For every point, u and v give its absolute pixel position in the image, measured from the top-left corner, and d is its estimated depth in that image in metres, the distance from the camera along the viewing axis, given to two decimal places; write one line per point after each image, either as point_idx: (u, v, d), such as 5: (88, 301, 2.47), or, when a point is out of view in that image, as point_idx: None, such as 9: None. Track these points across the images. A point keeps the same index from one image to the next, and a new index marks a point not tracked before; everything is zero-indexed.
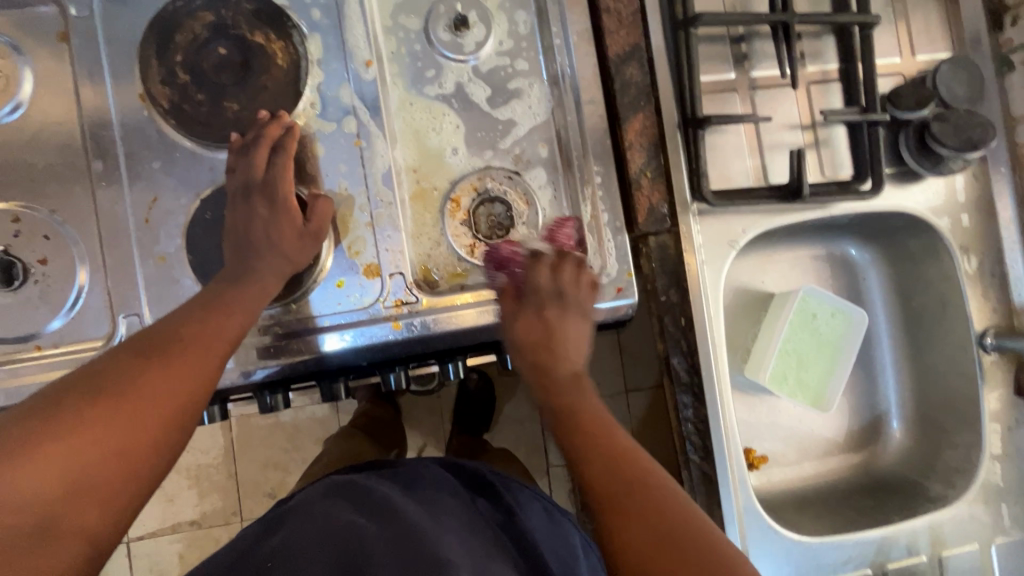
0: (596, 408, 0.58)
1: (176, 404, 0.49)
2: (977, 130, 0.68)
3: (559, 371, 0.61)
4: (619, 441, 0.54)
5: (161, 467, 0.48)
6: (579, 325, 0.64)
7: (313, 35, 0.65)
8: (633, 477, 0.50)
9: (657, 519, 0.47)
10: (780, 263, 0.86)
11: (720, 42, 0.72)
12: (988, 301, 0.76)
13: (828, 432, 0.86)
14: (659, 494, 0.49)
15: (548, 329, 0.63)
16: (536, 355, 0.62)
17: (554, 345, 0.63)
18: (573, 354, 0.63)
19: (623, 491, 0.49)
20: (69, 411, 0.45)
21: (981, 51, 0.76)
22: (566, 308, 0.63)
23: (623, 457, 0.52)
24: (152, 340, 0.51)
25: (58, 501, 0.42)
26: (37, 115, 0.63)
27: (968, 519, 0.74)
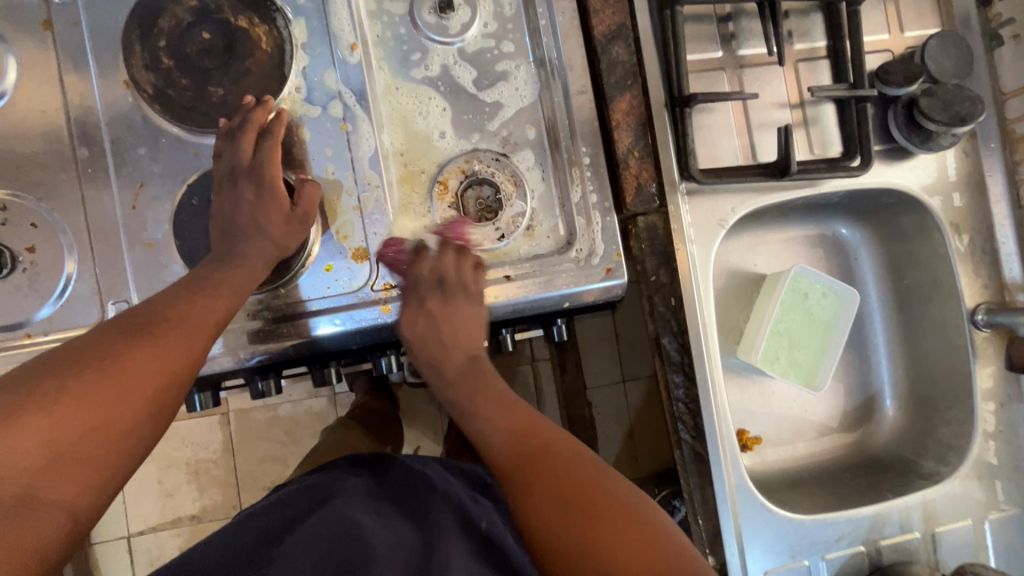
0: (498, 385, 0.67)
1: (159, 382, 0.50)
2: (966, 104, 0.68)
3: (453, 356, 0.68)
4: (546, 435, 0.59)
5: (144, 445, 0.49)
6: (470, 303, 0.66)
7: (297, 19, 0.65)
8: (547, 445, 0.57)
9: (568, 477, 0.54)
10: (770, 244, 0.86)
11: (707, 21, 0.72)
12: (980, 277, 0.76)
13: (821, 413, 0.87)
14: (572, 455, 0.56)
15: (432, 321, 0.66)
16: (427, 349, 0.67)
17: (443, 334, 0.67)
18: (470, 336, 0.68)
19: (530, 457, 0.56)
20: (55, 386, 0.45)
21: (970, 27, 0.76)
22: (453, 296, 0.66)
23: (531, 430, 0.60)
24: (138, 318, 0.52)
25: (39, 473, 0.43)
26: (22, 103, 0.63)
27: (962, 495, 0.74)
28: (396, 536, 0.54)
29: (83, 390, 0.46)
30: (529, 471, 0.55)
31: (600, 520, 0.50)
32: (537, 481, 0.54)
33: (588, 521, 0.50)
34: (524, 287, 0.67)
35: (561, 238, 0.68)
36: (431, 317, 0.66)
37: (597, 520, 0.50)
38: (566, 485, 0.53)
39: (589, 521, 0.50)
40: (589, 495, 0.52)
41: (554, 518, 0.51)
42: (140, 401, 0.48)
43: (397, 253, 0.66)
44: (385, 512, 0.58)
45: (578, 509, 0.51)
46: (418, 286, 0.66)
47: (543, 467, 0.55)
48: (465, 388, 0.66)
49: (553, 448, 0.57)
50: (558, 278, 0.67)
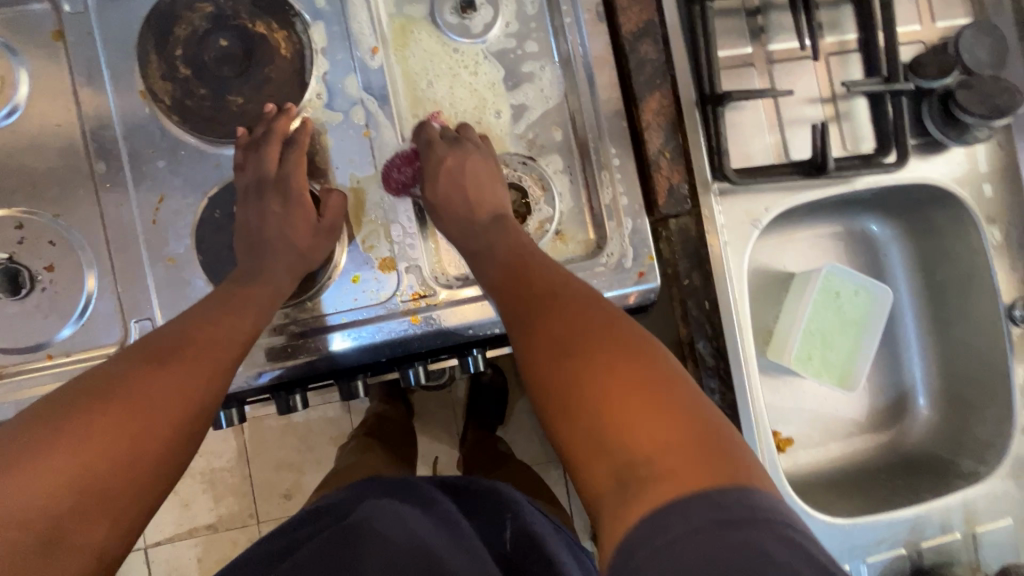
0: (528, 241, 0.58)
1: (185, 409, 0.47)
2: (1004, 96, 0.66)
3: (476, 216, 0.61)
4: (557, 285, 0.52)
5: (170, 477, 0.46)
6: (483, 156, 0.62)
7: (316, 23, 0.63)
8: (570, 299, 0.50)
9: (586, 335, 0.46)
10: (799, 242, 0.85)
11: (735, 15, 0.70)
12: (1016, 272, 0.75)
13: (853, 412, 0.85)
14: (599, 312, 0.48)
15: (451, 173, 0.61)
16: (451, 206, 0.62)
17: (466, 186, 0.61)
18: (491, 198, 0.62)
19: (548, 309, 0.49)
20: (78, 416, 0.42)
21: (1003, 15, 0.74)
22: (472, 154, 0.62)
23: (556, 283, 0.52)
24: (162, 343, 0.49)
25: (65, 518, 0.39)
26: (37, 117, 0.61)
27: (1001, 495, 0.73)
28: (422, 539, 0.49)
29: (108, 421, 0.42)
30: (544, 324, 0.49)
31: (610, 380, 0.42)
32: (551, 334, 0.48)
33: (597, 380, 0.43)
34: None
35: (592, 242, 0.67)
36: (447, 172, 0.62)
37: (611, 385, 0.42)
38: (580, 342, 0.46)
39: (596, 380, 0.43)
40: (606, 353, 0.44)
41: (560, 375, 0.45)
42: (167, 429, 0.45)
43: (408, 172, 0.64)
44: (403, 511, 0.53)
45: (591, 367, 0.44)
46: (430, 151, 0.63)
47: (561, 321, 0.48)
48: (484, 239, 0.59)
49: (578, 304, 0.49)
50: (589, 283, 0.65)
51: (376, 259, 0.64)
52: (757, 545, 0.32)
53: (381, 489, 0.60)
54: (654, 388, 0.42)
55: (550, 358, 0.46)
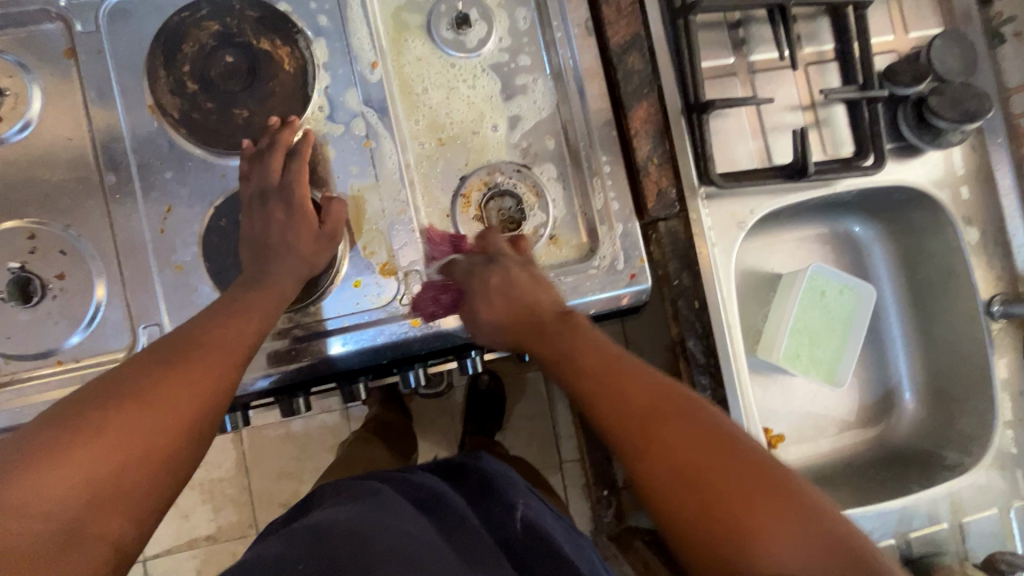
0: (605, 340, 0.54)
1: (196, 407, 0.49)
2: (973, 101, 0.70)
3: (538, 315, 0.60)
4: (644, 388, 0.47)
5: (182, 474, 0.47)
6: (523, 266, 0.63)
7: (318, 40, 0.66)
8: (678, 412, 0.45)
9: (708, 457, 0.41)
10: (784, 244, 0.88)
11: (718, 28, 0.73)
12: (993, 269, 0.78)
13: (842, 408, 0.88)
14: (711, 426, 0.43)
15: (503, 293, 0.61)
16: (510, 327, 0.61)
17: (520, 298, 0.60)
18: (547, 297, 0.61)
19: (655, 427, 0.44)
20: (95, 414, 0.44)
21: (973, 25, 0.77)
22: (522, 268, 0.62)
23: (653, 391, 0.47)
24: (173, 346, 0.52)
25: (84, 509, 0.41)
26: (49, 131, 0.63)
27: (986, 485, 0.75)
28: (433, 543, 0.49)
29: (124, 419, 0.44)
30: (655, 446, 0.43)
31: (753, 519, 0.38)
32: (665, 458, 0.42)
33: (737, 521, 0.38)
34: None
35: (584, 245, 0.70)
36: (499, 291, 0.61)
37: (743, 513, 0.38)
38: (702, 467, 0.41)
39: (736, 519, 0.38)
40: (741, 484, 0.40)
41: (696, 508, 0.40)
42: (179, 427, 0.47)
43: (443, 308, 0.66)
44: (407, 511, 0.53)
45: (722, 500, 0.39)
46: (472, 279, 0.63)
47: (673, 442, 0.43)
48: (561, 340, 0.55)
49: (687, 417, 0.44)
50: (582, 285, 0.68)
51: (378, 265, 0.66)
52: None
53: (381, 483, 0.61)
54: (803, 523, 0.38)
55: (671, 487, 0.41)
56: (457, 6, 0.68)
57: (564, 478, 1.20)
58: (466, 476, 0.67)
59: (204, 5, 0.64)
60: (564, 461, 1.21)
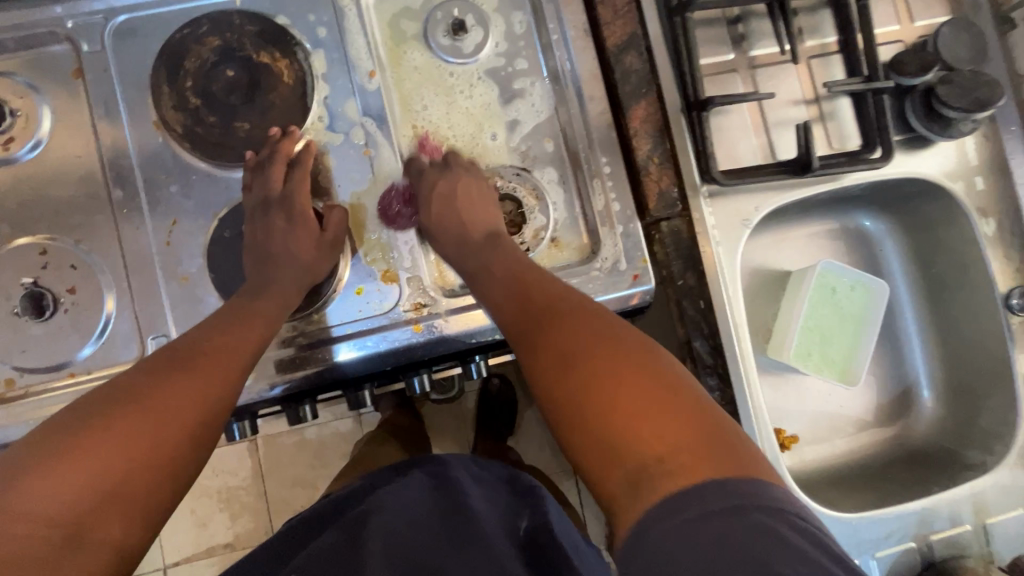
0: (526, 260, 0.60)
1: (198, 415, 0.49)
2: (984, 89, 0.68)
3: (472, 236, 0.64)
4: (555, 296, 0.54)
5: (184, 481, 0.48)
6: (475, 178, 0.66)
7: (317, 51, 0.67)
8: (579, 314, 0.51)
9: (592, 347, 0.47)
10: (794, 241, 0.86)
11: (716, 24, 0.72)
12: (1011, 261, 0.75)
13: (859, 407, 0.86)
14: (604, 325, 0.49)
15: (448, 197, 0.65)
16: (448, 227, 0.64)
17: (461, 209, 0.65)
18: (485, 216, 0.65)
19: (552, 327, 0.51)
20: (99, 421, 0.45)
21: (981, 12, 0.75)
22: (466, 177, 0.66)
23: (559, 300, 0.53)
24: (178, 354, 0.52)
25: (89, 513, 0.41)
26: (58, 150, 0.65)
27: (1010, 485, 0.73)
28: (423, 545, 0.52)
29: (123, 425, 0.45)
30: (551, 341, 0.50)
31: (622, 392, 0.44)
32: (558, 347, 0.49)
33: (605, 397, 0.44)
34: None
35: (586, 247, 0.69)
36: (442, 197, 0.65)
37: (612, 387, 0.44)
38: (586, 355, 0.47)
39: (604, 394, 0.44)
40: (611, 361, 0.46)
41: (575, 389, 0.46)
42: (181, 434, 0.48)
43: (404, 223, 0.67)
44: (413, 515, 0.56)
45: (601, 380, 0.45)
46: (424, 180, 0.66)
47: (567, 339, 0.49)
48: (486, 262, 0.61)
49: (582, 319, 0.50)
50: (585, 287, 0.67)
51: (380, 269, 0.67)
52: (777, 532, 0.35)
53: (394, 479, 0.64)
54: (661, 397, 0.43)
55: (560, 372, 0.48)
56: (453, 13, 0.68)
57: (579, 484, 1.19)
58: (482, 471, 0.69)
59: (204, 20, 0.65)
60: None
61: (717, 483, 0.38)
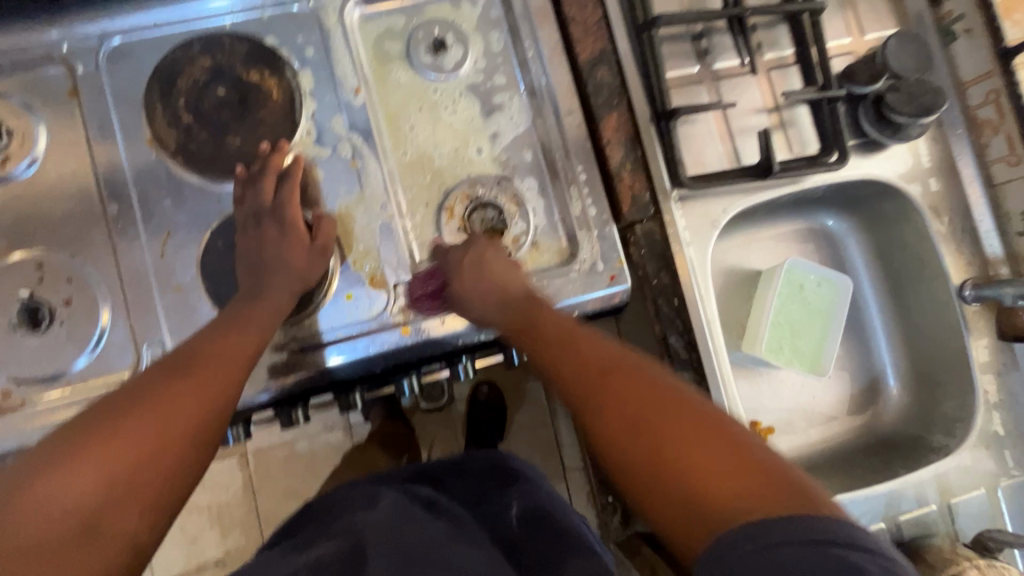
0: (566, 319, 0.59)
1: (202, 415, 0.51)
2: (929, 95, 0.73)
3: (511, 294, 0.63)
4: (598, 351, 0.53)
5: (188, 479, 0.50)
6: (498, 252, 0.67)
7: (304, 69, 0.70)
8: (626, 367, 0.50)
9: (654, 401, 0.46)
10: (763, 241, 0.90)
11: (681, 40, 0.77)
12: (963, 255, 0.81)
13: (830, 398, 0.90)
14: (653, 377, 0.49)
15: (478, 268, 0.64)
16: (483, 302, 0.63)
17: (491, 279, 0.64)
18: (514, 277, 0.65)
19: (604, 380, 0.50)
20: (107, 423, 0.47)
21: (925, 25, 0.81)
22: (492, 246, 0.67)
23: (604, 355, 0.52)
24: (178, 360, 0.55)
25: (101, 507, 0.43)
26: (54, 167, 0.67)
27: (971, 466, 0.77)
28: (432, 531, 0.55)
29: (132, 424, 0.47)
30: (608, 402, 0.48)
31: (688, 450, 0.43)
32: (614, 408, 0.47)
33: (673, 454, 0.43)
34: None
35: (565, 250, 0.72)
36: (471, 263, 0.65)
37: (681, 448, 0.43)
38: (648, 408, 0.46)
39: (668, 448, 0.43)
40: (671, 417, 0.45)
41: (640, 449, 0.44)
42: (185, 433, 0.50)
43: (432, 306, 0.69)
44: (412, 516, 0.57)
45: (666, 439, 0.44)
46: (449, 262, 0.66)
47: (621, 397, 0.48)
48: (529, 317, 0.60)
49: (630, 369, 0.50)
50: (565, 288, 0.71)
51: (368, 276, 0.69)
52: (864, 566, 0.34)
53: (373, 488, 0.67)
54: (730, 450, 0.42)
55: (622, 434, 0.46)
56: (433, 32, 0.72)
57: (568, 485, 1.21)
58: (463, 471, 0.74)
59: (196, 42, 0.69)
60: (567, 469, 1.22)
61: (797, 519, 0.37)
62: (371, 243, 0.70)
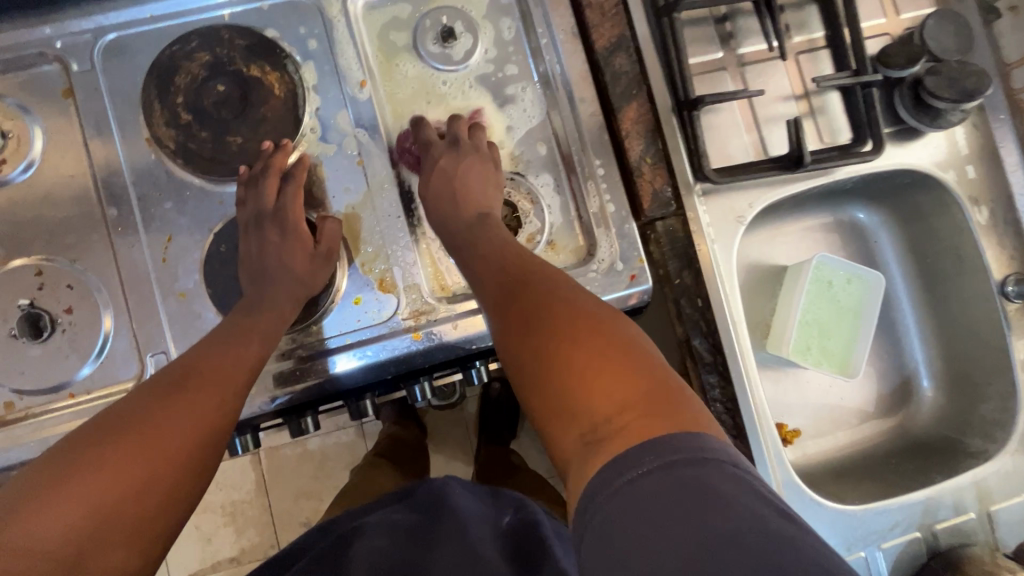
0: (510, 239, 0.61)
1: (195, 441, 0.51)
2: (971, 79, 0.68)
3: (463, 217, 0.63)
4: (532, 271, 0.55)
5: (183, 506, 0.49)
6: (481, 161, 0.65)
7: (307, 63, 0.67)
8: (553, 288, 0.52)
9: (560, 319, 0.49)
10: (789, 235, 0.86)
11: (704, 24, 0.73)
12: (1005, 248, 0.76)
13: (859, 399, 0.86)
14: (576, 299, 0.50)
15: (451, 168, 0.64)
16: (443, 205, 0.65)
17: (456, 185, 0.64)
18: (477, 196, 0.64)
19: (524, 300, 0.52)
20: (97, 452, 0.47)
21: (965, 3, 0.76)
22: (463, 152, 0.65)
23: (534, 277, 0.54)
24: (171, 381, 0.53)
25: (88, 544, 0.43)
26: (51, 170, 0.65)
27: (1012, 471, 0.73)
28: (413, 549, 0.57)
29: (121, 455, 0.47)
30: (518, 319, 0.51)
31: (582, 364, 0.45)
32: (529, 324, 0.50)
33: (568, 371, 0.45)
34: None
35: (582, 249, 0.69)
36: (441, 173, 0.65)
37: (576, 362, 0.45)
38: (554, 325, 0.48)
39: (567, 360, 0.46)
40: (578, 334, 0.47)
41: (541, 362, 0.47)
42: (172, 465, 0.49)
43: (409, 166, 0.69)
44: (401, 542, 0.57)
45: (566, 353, 0.46)
46: (429, 154, 0.67)
47: (537, 314, 0.50)
48: (468, 238, 0.62)
49: (554, 291, 0.52)
50: (583, 289, 0.67)
51: (376, 279, 0.67)
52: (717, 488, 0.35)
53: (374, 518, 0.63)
54: (625, 364, 0.44)
55: (530, 346, 0.49)
56: (441, 20, 0.69)
57: None
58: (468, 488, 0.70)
59: (193, 36, 0.65)
60: None
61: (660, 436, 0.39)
62: (379, 244, 0.67)
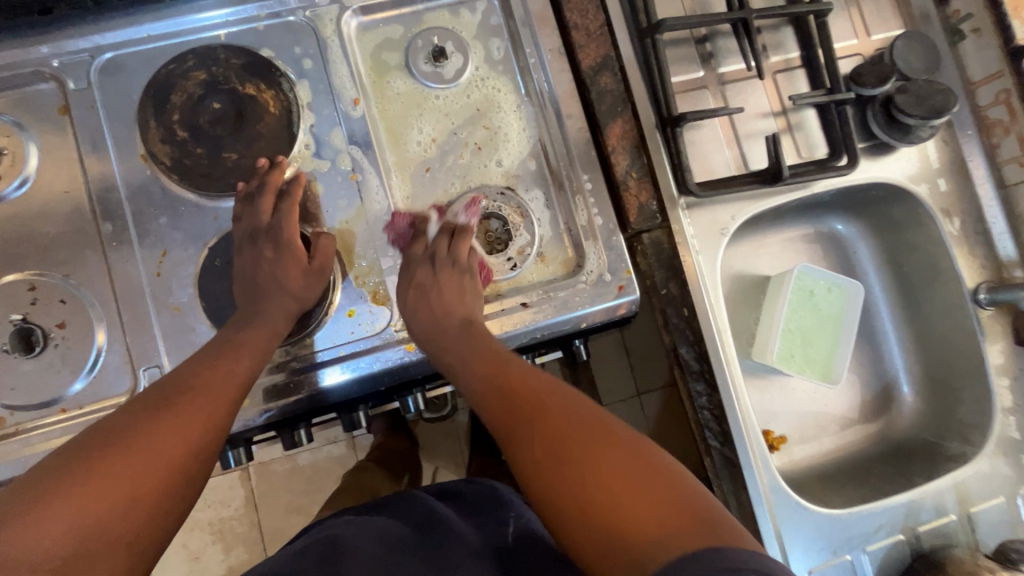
0: (499, 346, 0.63)
1: (183, 453, 0.51)
2: (939, 96, 0.71)
3: (446, 321, 0.65)
4: (533, 383, 0.58)
5: (170, 518, 0.50)
6: (458, 273, 0.67)
7: (301, 82, 0.69)
8: (560, 401, 0.55)
9: (587, 443, 0.50)
10: (771, 247, 0.89)
11: (685, 44, 0.76)
12: (976, 258, 0.79)
13: (842, 405, 0.88)
14: (583, 413, 0.54)
15: (426, 285, 0.67)
16: (418, 313, 0.65)
17: (434, 297, 0.66)
18: (461, 304, 0.66)
19: (534, 415, 0.55)
20: (85, 464, 0.47)
21: (931, 25, 0.80)
22: (442, 268, 0.67)
23: (538, 388, 0.58)
24: (160, 392, 0.54)
25: (73, 555, 0.43)
26: (46, 185, 0.66)
27: (989, 473, 0.76)
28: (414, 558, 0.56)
29: (108, 466, 0.47)
30: (540, 439, 0.53)
31: (605, 482, 0.47)
32: (542, 442, 0.52)
33: (598, 493, 0.47)
34: (541, 312, 0.68)
35: (571, 261, 0.71)
36: (419, 287, 0.67)
37: (600, 479, 0.48)
38: (575, 445, 0.51)
39: (590, 478, 0.48)
40: (595, 451, 0.50)
41: (561, 480, 0.49)
42: (160, 478, 0.49)
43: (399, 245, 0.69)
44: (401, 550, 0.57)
45: (588, 471, 0.49)
46: (410, 261, 0.68)
47: (550, 429, 0.53)
48: (468, 347, 0.63)
49: (559, 404, 0.55)
50: (573, 300, 0.69)
51: (370, 294, 0.68)
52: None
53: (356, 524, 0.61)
54: (646, 478, 0.47)
55: (547, 463, 0.51)
56: (432, 40, 0.71)
57: None
58: (463, 498, 0.70)
59: (190, 56, 0.67)
60: None
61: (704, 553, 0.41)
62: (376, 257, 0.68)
